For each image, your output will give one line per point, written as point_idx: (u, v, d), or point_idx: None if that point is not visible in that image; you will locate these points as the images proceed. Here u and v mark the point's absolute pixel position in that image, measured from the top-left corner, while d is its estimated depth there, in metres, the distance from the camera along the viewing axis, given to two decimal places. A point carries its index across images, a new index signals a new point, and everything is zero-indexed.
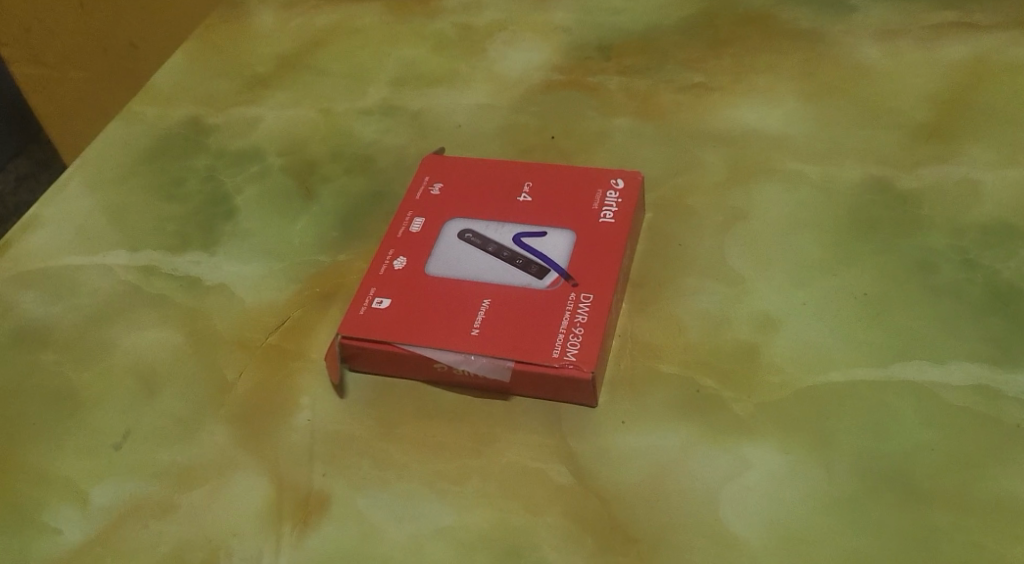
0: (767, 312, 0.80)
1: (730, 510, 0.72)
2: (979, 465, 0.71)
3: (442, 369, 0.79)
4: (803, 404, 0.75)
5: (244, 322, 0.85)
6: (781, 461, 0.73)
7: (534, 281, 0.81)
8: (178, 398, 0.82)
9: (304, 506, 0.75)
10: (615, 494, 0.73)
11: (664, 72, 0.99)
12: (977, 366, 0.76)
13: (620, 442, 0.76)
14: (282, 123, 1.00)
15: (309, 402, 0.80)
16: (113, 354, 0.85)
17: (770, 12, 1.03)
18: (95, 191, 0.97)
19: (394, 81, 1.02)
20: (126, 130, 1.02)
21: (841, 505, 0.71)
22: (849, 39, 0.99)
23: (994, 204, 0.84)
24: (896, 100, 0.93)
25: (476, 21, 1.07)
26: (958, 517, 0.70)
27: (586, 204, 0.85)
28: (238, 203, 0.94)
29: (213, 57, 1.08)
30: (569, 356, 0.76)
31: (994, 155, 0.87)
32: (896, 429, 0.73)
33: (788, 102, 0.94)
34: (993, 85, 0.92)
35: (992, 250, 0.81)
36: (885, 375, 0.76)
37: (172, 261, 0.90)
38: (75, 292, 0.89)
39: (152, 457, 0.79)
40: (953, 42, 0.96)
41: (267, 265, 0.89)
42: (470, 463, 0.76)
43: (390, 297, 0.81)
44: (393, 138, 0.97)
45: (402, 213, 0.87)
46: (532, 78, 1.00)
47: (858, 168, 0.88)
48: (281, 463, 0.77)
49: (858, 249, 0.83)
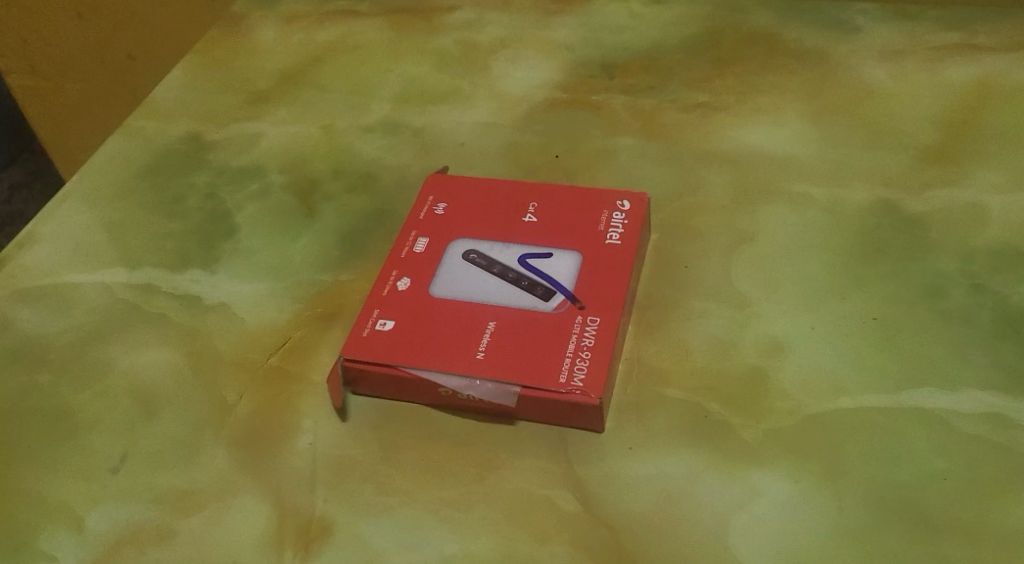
0: (774, 336, 0.80)
1: (739, 539, 0.71)
2: (991, 495, 0.71)
3: (447, 394, 0.78)
4: (813, 432, 0.75)
5: (245, 343, 0.84)
6: (791, 489, 0.72)
7: (539, 303, 0.80)
8: (179, 421, 0.80)
9: (306, 533, 0.74)
10: (623, 523, 0.72)
11: (668, 91, 0.98)
12: (988, 393, 0.75)
13: (628, 468, 0.75)
14: (284, 139, 0.99)
15: (311, 425, 0.79)
16: (112, 375, 0.83)
17: (774, 31, 1.02)
18: (93, 207, 0.95)
19: (396, 98, 1.01)
20: (124, 144, 1.01)
21: (852, 535, 0.70)
22: (854, 59, 0.98)
23: (1002, 228, 0.84)
24: (902, 121, 0.92)
25: (479, 38, 1.06)
26: (970, 548, 0.69)
27: (591, 226, 0.84)
28: (238, 221, 0.93)
29: (214, 72, 1.07)
30: (576, 382, 0.75)
31: (1002, 178, 0.87)
32: (907, 457, 0.73)
33: (794, 123, 0.94)
34: (999, 107, 0.92)
35: (1002, 275, 0.81)
36: (895, 403, 0.75)
37: (172, 279, 0.89)
38: (72, 310, 0.88)
39: (150, 482, 0.78)
40: (957, 64, 0.96)
41: (268, 284, 0.88)
42: (475, 489, 0.75)
43: (394, 318, 0.80)
44: (396, 155, 0.96)
45: (406, 232, 0.86)
46: (536, 96, 0.99)
47: (865, 190, 0.88)
48: (282, 489, 0.76)
49: (865, 272, 0.83)
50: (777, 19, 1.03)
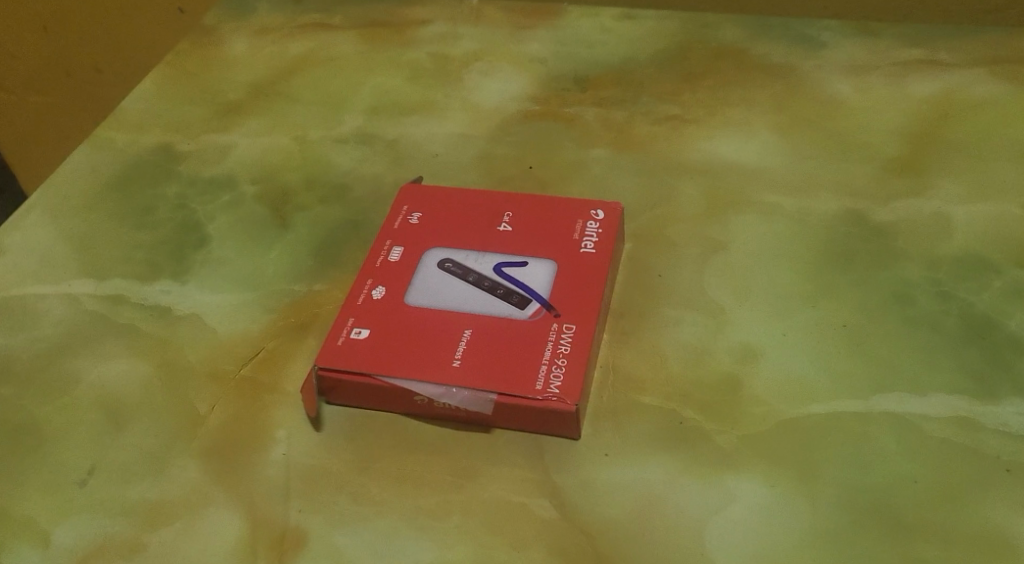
0: (747, 343, 0.80)
1: (715, 543, 0.71)
2: (962, 497, 0.72)
3: (423, 402, 0.77)
4: (787, 437, 0.75)
5: (217, 353, 0.83)
6: (766, 494, 0.73)
7: (516, 311, 0.80)
8: (149, 432, 0.79)
9: (279, 544, 0.73)
10: (600, 529, 0.72)
11: (639, 104, 0.99)
12: (956, 398, 0.76)
13: (604, 475, 0.75)
14: (256, 150, 0.98)
15: (284, 435, 0.79)
16: (80, 387, 0.82)
17: (742, 46, 1.04)
18: (59, 219, 0.94)
19: (369, 109, 1.01)
20: (91, 155, 1.00)
21: (827, 539, 0.71)
22: (821, 74, 1.00)
23: (965, 236, 0.85)
24: (868, 133, 0.94)
25: (452, 51, 1.06)
26: (941, 549, 0.70)
27: (566, 235, 0.85)
28: (210, 232, 0.92)
29: (185, 83, 1.06)
30: (553, 389, 0.75)
31: (964, 189, 0.89)
32: (880, 461, 0.74)
33: (763, 135, 0.95)
34: (960, 121, 0.94)
35: (966, 282, 0.82)
36: (866, 407, 0.76)
37: (142, 290, 0.88)
38: (36, 322, 0.86)
39: (118, 495, 0.76)
40: (920, 79, 0.98)
41: (240, 295, 0.87)
42: (452, 497, 0.75)
43: (369, 327, 0.80)
44: (369, 166, 0.96)
45: (380, 242, 0.86)
46: (509, 108, 1.00)
47: (832, 200, 0.89)
48: (255, 500, 0.75)
49: (835, 281, 0.84)
50: (745, 34, 1.05)
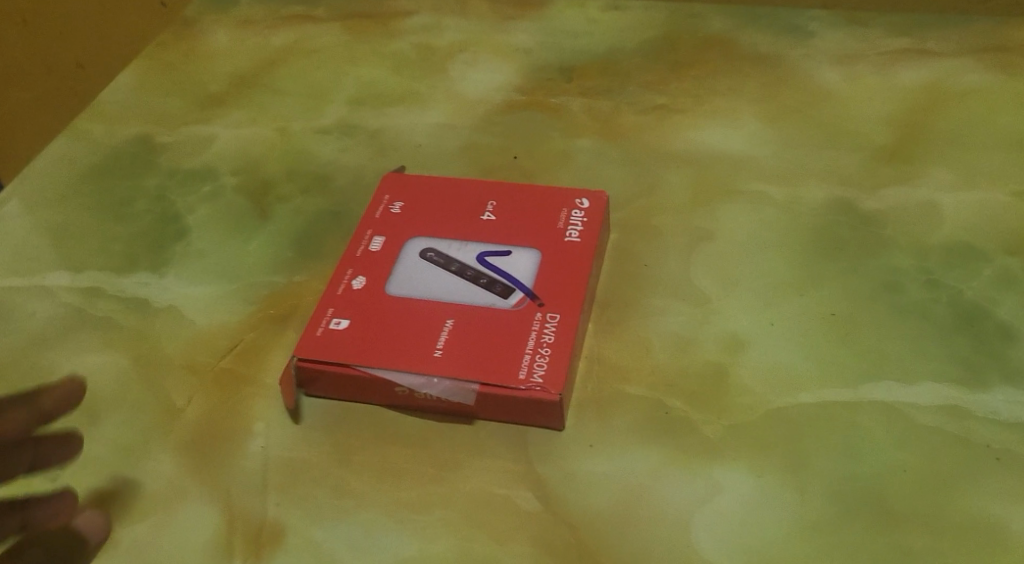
0: (735, 333, 0.79)
1: (701, 535, 0.69)
2: (952, 486, 0.70)
3: (404, 393, 0.76)
4: (775, 427, 0.73)
5: (195, 345, 0.81)
6: (753, 484, 0.71)
7: (499, 301, 0.78)
8: (123, 425, 0.78)
9: (256, 538, 0.72)
10: (584, 521, 0.71)
11: (626, 94, 0.98)
12: (946, 387, 0.74)
13: (588, 466, 0.73)
14: (237, 142, 0.97)
15: (262, 428, 0.77)
16: (53, 379, 0.80)
17: (730, 35, 1.03)
18: (36, 211, 0.92)
19: (352, 101, 1.00)
20: (70, 147, 0.98)
21: (815, 529, 0.69)
22: (809, 63, 0.99)
23: (955, 224, 0.84)
24: (856, 122, 0.93)
25: (436, 42, 1.05)
26: (932, 540, 0.68)
27: (550, 224, 0.83)
28: (189, 223, 0.90)
29: (166, 75, 1.05)
30: (536, 378, 0.73)
31: (954, 177, 0.87)
32: (869, 451, 0.72)
33: (750, 124, 0.94)
34: (950, 109, 0.93)
35: (956, 270, 0.81)
36: (855, 396, 0.74)
37: (119, 282, 0.86)
38: (11, 316, 0.85)
39: (91, 489, 0.75)
40: (909, 67, 0.97)
41: (219, 286, 0.85)
42: (433, 490, 0.73)
43: (349, 317, 0.78)
44: (351, 157, 0.95)
45: (361, 231, 0.84)
46: (494, 99, 0.98)
47: (821, 188, 0.88)
48: (232, 494, 0.74)
49: (824, 269, 0.82)
50: (732, 24, 1.04)
